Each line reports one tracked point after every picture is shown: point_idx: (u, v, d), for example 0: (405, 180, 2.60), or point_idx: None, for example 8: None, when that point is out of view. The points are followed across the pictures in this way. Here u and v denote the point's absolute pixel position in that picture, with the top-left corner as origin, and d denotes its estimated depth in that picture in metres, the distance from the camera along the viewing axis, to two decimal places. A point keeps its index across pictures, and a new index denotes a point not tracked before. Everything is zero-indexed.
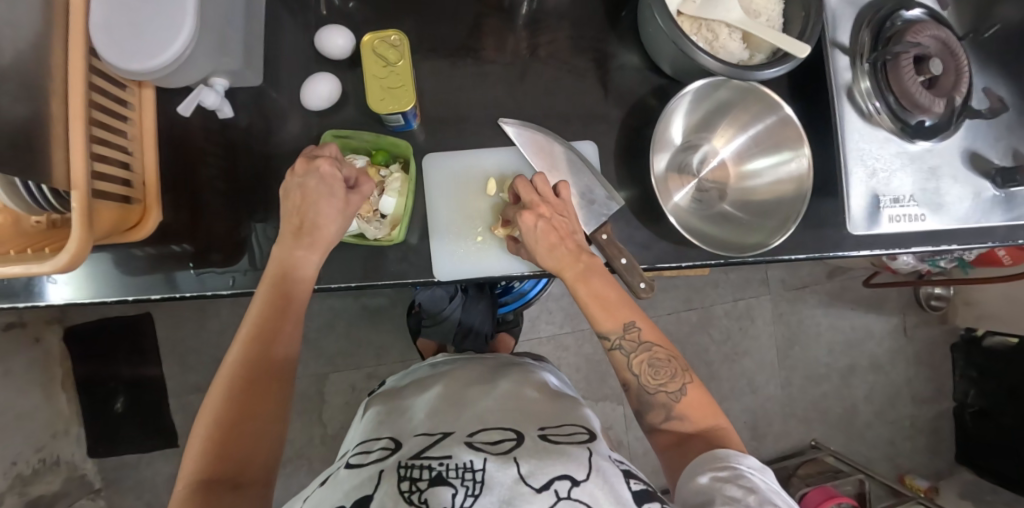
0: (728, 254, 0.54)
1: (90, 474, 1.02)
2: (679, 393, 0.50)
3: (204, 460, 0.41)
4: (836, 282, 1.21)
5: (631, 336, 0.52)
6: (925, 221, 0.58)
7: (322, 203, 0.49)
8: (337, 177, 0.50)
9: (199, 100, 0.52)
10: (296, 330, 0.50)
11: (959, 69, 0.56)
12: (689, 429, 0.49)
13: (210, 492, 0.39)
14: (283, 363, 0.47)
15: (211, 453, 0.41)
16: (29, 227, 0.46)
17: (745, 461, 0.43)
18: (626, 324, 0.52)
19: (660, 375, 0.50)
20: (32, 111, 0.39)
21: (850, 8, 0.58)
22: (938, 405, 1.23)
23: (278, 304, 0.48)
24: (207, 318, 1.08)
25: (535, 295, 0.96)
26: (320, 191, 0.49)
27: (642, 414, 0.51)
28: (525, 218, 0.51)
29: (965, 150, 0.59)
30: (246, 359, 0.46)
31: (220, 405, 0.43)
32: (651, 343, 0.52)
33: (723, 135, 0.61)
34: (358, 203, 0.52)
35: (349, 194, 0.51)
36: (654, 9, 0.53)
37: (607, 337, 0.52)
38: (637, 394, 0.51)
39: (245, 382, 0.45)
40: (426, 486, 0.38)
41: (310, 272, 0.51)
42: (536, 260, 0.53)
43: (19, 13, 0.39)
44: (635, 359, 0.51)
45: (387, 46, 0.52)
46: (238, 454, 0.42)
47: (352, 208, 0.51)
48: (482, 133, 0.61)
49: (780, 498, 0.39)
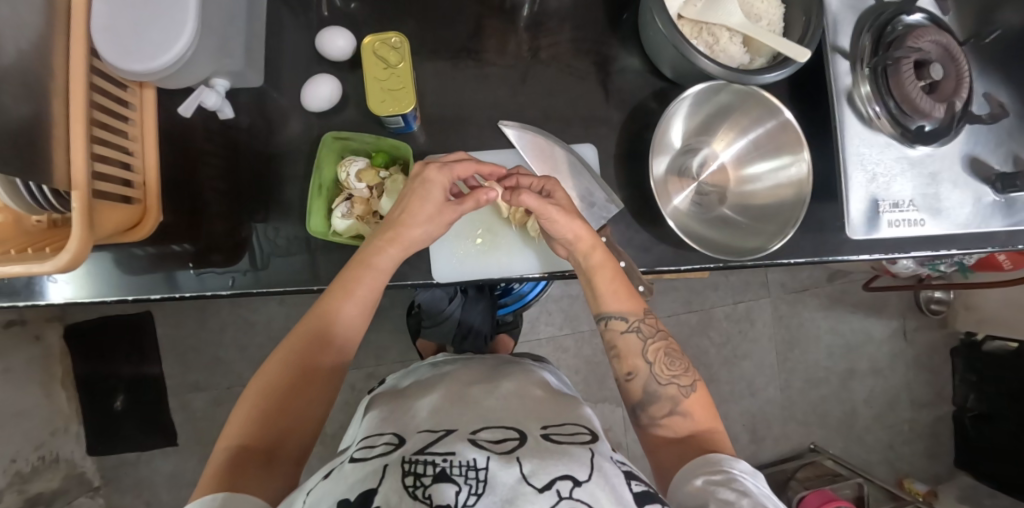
0: (727, 257, 0.54)
1: (89, 472, 1.03)
2: (690, 389, 0.51)
3: (249, 427, 0.44)
4: (836, 285, 1.21)
5: (649, 322, 0.53)
6: (924, 226, 0.58)
7: (425, 206, 0.51)
8: (446, 187, 0.52)
9: (200, 100, 0.53)
10: (361, 317, 0.52)
11: (959, 74, 0.56)
12: (691, 427, 0.49)
13: (245, 455, 0.42)
14: (340, 346, 0.50)
15: (260, 422, 0.44)
16: (29, 227, 0.46)
17: (738, 466, 0.43)
18: (643, 309, 0.54)
19: (675, 366, 0.51)
20: (35, 111, 0.39)
21: (851, 12, 0.58)
22: (937, 409, 1.22)
23: (343, 292, 0.50)
24: (208, 317, 1.09)
25: (534, 297, 0.96)
26: (419, 193, 0.51)
27: (644, 405, 0.51)
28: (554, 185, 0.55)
29: (965, 155, 0.59)
30: (308, 338, 0.49)
31: (276, 374, 0.47)
32: (666, 333, 0.54)
33: (723, 139, 0.61)
34: (451, 217, 0.53)
35: (445, 204, 0.52)
36: (654, 12, 0.53)
37: (623, 319, 0.53)
38: (645, 382, 0.51)
39: (303, 355, 0.48)
40: (429, 481, 0.37)
41: (389, 265, 0.51)
42: (567, 222, 0.52)
43: (23, 14, 0.39)
44: (651, 346, 0.52)
45: (388, 48, 0.52)
46: (278, 429, 0.44)
47: (445, 218, 0.53)
48: (483, 135, 0.61)
49: (772, 502, 0.39)
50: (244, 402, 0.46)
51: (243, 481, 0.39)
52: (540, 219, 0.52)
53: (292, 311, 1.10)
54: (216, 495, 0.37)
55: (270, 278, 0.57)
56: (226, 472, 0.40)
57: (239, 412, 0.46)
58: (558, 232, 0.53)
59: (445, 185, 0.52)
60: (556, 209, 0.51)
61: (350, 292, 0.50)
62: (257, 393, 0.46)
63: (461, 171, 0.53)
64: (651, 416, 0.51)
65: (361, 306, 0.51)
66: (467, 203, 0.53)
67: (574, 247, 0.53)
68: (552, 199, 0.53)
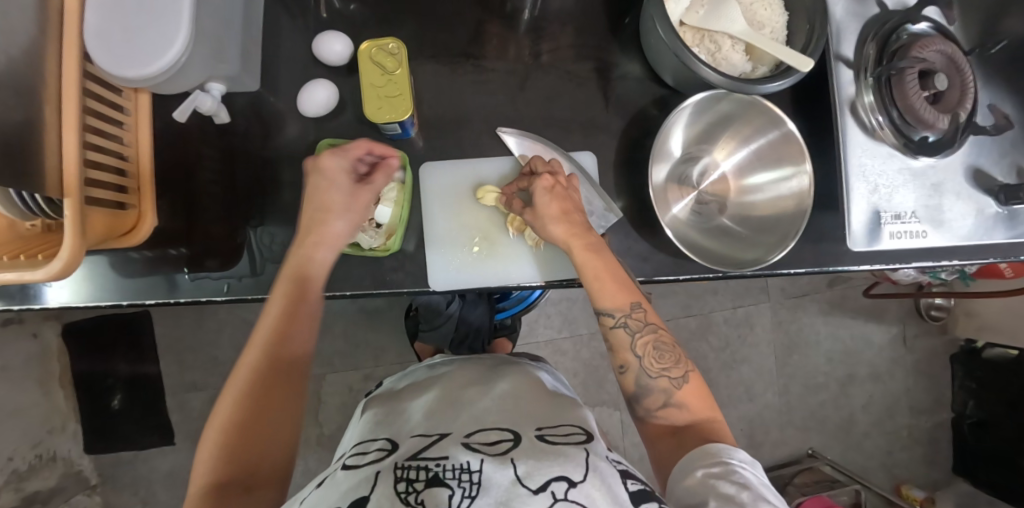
0: (727, 268, 0.53)
1: (86, 470, 1.03)
2: (681, 381, 0.50)
3: (221, 455, 0.43)
4: (836, 291, 1.20)
5: (637, 316, 0.51)
6: (926, 238, 0.57)
7: (334, 198, 0.51)
8: (347, 171, 0.52)
9: (196, 105, 0.52)
10: (310, 328, 0.50)
11: (964, 84, 0.55)
12: (684, 419, 0.49)
13: (221, 491, 0.41)
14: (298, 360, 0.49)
15: (226, 458, 0.43)
16: (24, 232, 0.46)
17: (737, 456, 0.43)
18: (632, 304, 0.51)
19: (664, 359, 0.50)
20: (28, 116, 0.39)
21: (856, 20, 0.57)
22: (936, 415, 1.22)
23: (289, 304, 0.49)
24: (206, 316, 1.08)
25: (534, 300, 0.96)
26: (321, 185, 0.51)
27: (639, 398, 0.51)
28: (542, 181, 0.53)
29: (968, 167, 0.58)
30: (261, 363, 0.47)
31: (234, 408, 0.45)
32: (656, 325, 0.52)
33: (723, 148, 0.61)
34: (370, 198, 0.53)
35: (358, 187, 0.52)
36: (656, 18, 0.52)
37: (611, 315, 0.51)
38: (637, 376, 0.50)
39: (260, 381, 0.46)
40: (422, 487, 0.37)
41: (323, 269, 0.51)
42: (543, 227, 0.53)
43: (12, 21, 0.38)
44: (640, 340, 0.51)
45: (385, 54, 0.51)
46: (248, 459, 0.43)
47: (365, 202, 0.53)
48: (480, 142, 0.60)
49: (772, 494, 0.40)
50: (207, 439, 0.44)
51: None
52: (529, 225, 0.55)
53: None
54: None
55: (267, 283, 0.56)
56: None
57: (202, 454, 0.43)
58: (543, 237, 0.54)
59: (344, 170, 0.52)
60: (529, 214, 0.54)
61: (298, 308, 0.49)
62: (218, 430, 0.44)
63: (359, 151, 0.52)
64: (647, 408, 0.50)
65: (309, 317, 0.50)
66: (377, 174, 0.53)
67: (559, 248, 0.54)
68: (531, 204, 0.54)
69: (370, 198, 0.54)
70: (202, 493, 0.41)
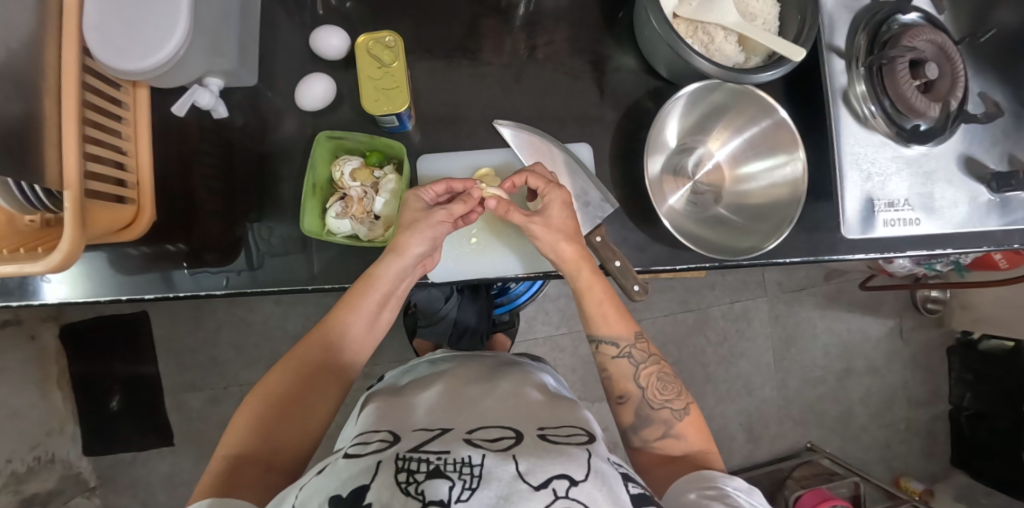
0: (723, 257, 0.54)
1: (84, 472, 1.02)
2: (682, 412, 0.51)
3: (249, 438, 0.45)
4: (834, 284, 1.20)
5: (640, 347, 0.53)
6: (920, 225, 0.58)
7: (406, 216, 0.52)
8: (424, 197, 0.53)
9: (193, 100, 0.53)
10: (367, 331, 0.53)
11: (954, 72, 0.56)
12: (682, 449, 0.49)
13: (247, 459, 0.43)
14: (345, 370, 0.52)
15: (255, 433, 0.46)
16: (23, 226, 0.45)
17: (731, 483, 0.43)
18: (635, 333, 0.54)
19: (667, 390, 0.52)
20: (27, 109, 0.39)
21: (845, 11, 0.58)
22: (934, 408, 1.23)
23: (350, 304, 0.52)
24: (204, 316, 1.08)
25: (526, 298, 0.98)
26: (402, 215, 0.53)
27: (637, 428, 0.51)
28: (562, 195, 0.53)
29: (961, 155, 0.59)
30: (313, 353, 0.51)
31: (276, 389, 0.48)
32: (658, 357, 0.53)
33: (717, 138, 0.61)
34: (441, 217, 0.51)
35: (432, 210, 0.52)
36: (649, 11, 0.53)
37: (614, 344, 0.53)
38: (638, 406, 0.51)
39: (307, 369, 0.50)
40: (423, 478, 0.36)
41: (390, 277, 0.51)
42: (553, 244, 0.52)
43: (11, 14, 0.39)
44: (643, 371, 0.52)
45: (382, 47, 0.52)
46: (276, 435, 0.46)
47: (433, 219, 0.51)
48: (477, 134, 0.61)
49: None
50: (246, 410, 0.48)
51: (235, 487, 0.40)
52: (527, 232, 0.53)
53: (289, 310, 1.10)
54: (203, 503, 0.38)
55: (265, 278, 0.56)
56: (223, 481, 0.41)
57: (237, 422, 0.47)
58: (542, 251, 0.53)
59: (422, 200, 0.53)
60: (538, 223, 0.52)
61: (355, 311, 0.52)
62: (256, 406, 0.48)
63: (438, 189, 0.53)
64: (644, 438, 0.51)
65: (366, 323, 0.53)
66: (456, 202, 0.52)
67: (560, 267, 0.53)
68: (546, 213, 0.52)
69: (442, 216, 0.52)
70: (227, 460, 0.43)
